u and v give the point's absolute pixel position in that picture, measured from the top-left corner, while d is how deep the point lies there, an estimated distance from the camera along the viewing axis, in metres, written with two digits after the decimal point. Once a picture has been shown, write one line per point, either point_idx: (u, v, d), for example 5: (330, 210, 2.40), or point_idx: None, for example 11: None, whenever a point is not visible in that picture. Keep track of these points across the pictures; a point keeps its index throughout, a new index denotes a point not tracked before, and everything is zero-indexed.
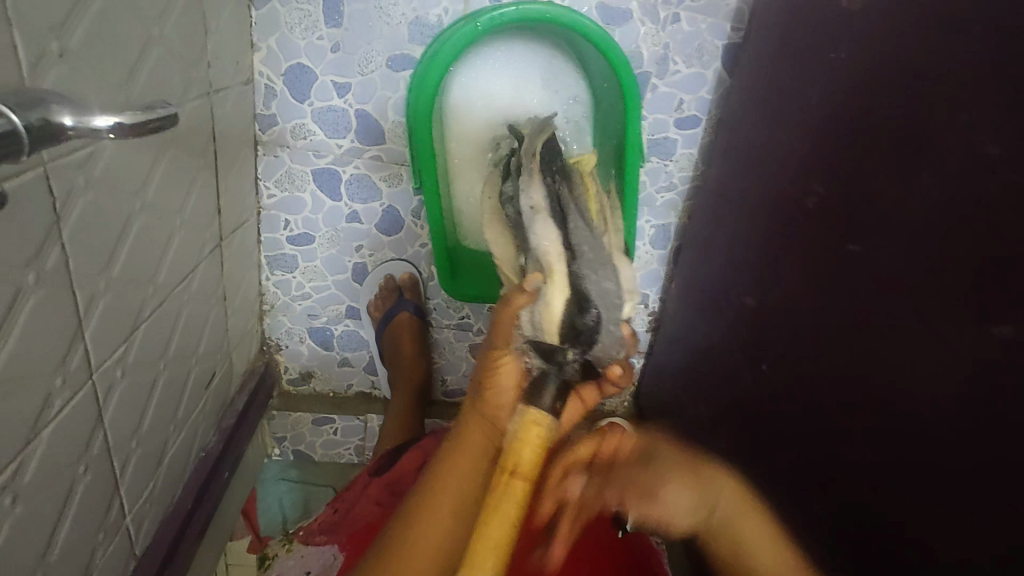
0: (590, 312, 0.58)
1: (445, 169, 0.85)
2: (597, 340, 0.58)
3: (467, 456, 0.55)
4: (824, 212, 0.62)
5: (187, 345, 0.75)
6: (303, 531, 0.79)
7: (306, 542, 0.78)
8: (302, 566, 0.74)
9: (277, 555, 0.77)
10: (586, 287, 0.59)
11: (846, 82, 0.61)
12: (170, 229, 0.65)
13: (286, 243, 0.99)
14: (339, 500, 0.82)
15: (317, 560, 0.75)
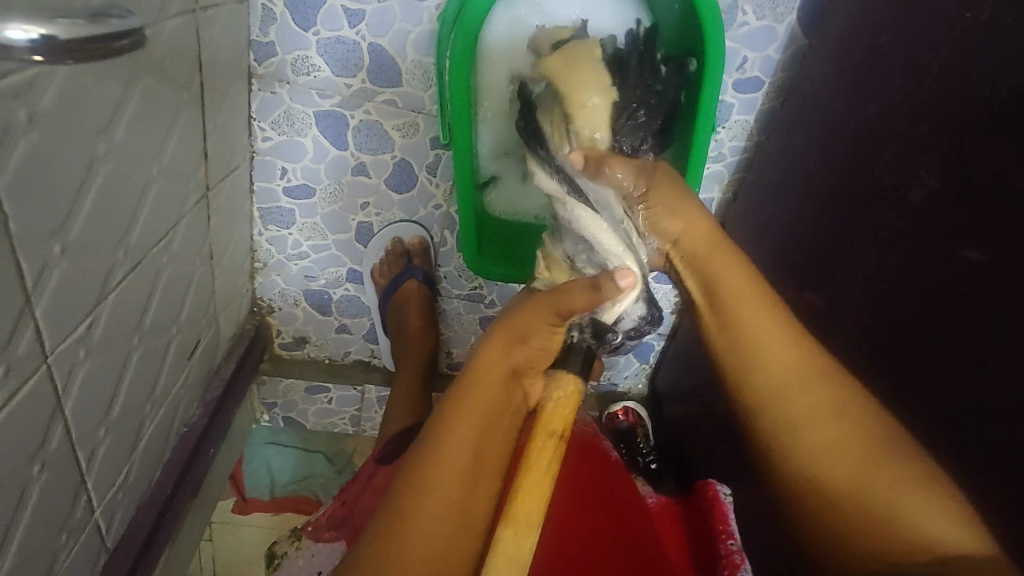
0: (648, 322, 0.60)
1: (478, 127, 0.74)
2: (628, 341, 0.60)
3: (480, 403, 0.47)
4: (932, 209, 0.52)
5: (169, 312, 0.65)
6: (311, 528, 0.73)
7: (315, 540, 0.71)
8: (314, 566, 0.68)
9: (287, 554, 0.72)
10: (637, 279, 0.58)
11: (980, 50, 0.50)
12: (145, 179, 0.54)
13: (283, 195, 0.87)
14: (346, 491, 0.75)
15: (328, 560, 0.68)
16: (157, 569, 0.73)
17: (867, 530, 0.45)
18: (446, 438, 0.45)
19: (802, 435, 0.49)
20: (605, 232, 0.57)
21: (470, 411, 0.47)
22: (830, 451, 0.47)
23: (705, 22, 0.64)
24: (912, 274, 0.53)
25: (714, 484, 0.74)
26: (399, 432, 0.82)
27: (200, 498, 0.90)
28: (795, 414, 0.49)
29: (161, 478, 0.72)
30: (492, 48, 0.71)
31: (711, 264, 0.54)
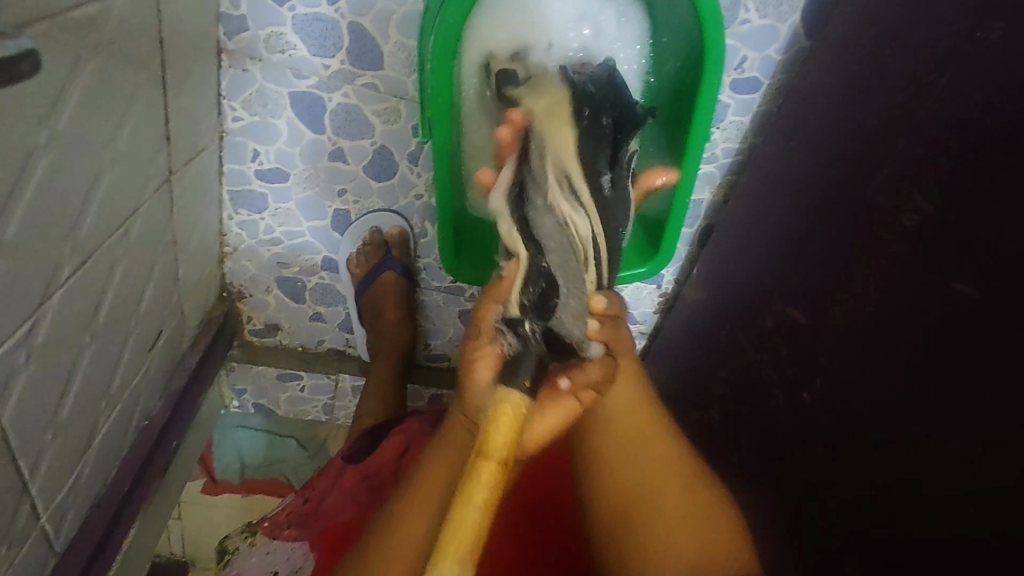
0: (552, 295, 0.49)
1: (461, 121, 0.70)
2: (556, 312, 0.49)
3: (446, 463, 0.48)
4: (926, 236, 0.50)
5: (126, 304, 0.61)
6: (269, 523, 0.66)
7: (271, 537, 0.64)
8: (267, 565, 0.61)
9: (239, 551, 0.64)
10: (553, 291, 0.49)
11: (986, 73, 0.47)
12: (97, 166, 0.50)
13: (254, 178, 0.83)
14: (309, 488, 0.69)
15: (284, 560, 0.61)
16: (115, 564, 0.71)
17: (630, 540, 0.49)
18: (410, 508, 0.47)
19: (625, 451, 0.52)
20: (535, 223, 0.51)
21: (434, 474, 0.48)
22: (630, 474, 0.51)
23: (704, 26, 0.61)
24: (901, 302, 0.52)
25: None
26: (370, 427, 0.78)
27: (165, 487, 0.87)
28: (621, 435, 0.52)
29: (119, 473, 0.70)
30: (476, 45, 0.67)
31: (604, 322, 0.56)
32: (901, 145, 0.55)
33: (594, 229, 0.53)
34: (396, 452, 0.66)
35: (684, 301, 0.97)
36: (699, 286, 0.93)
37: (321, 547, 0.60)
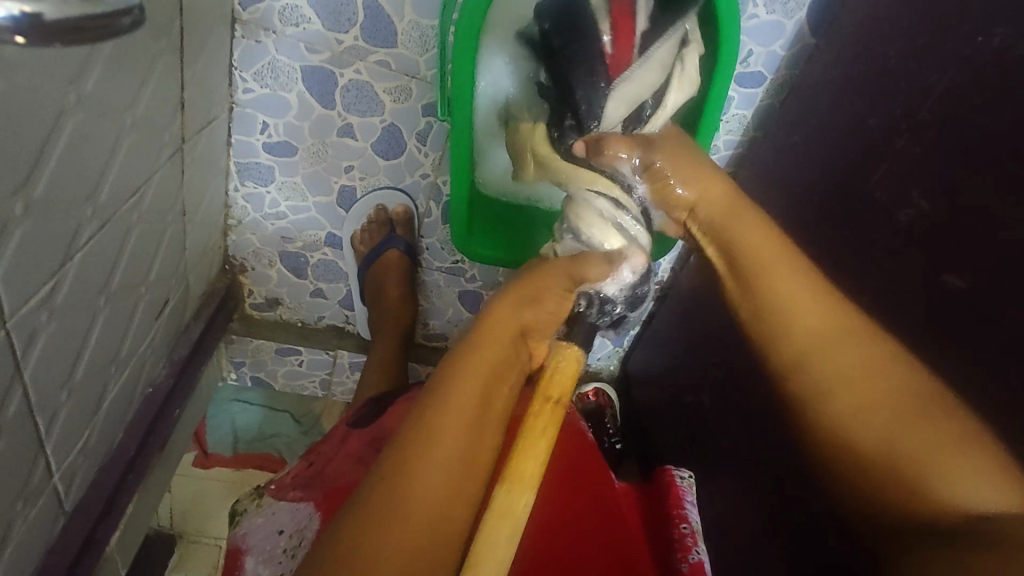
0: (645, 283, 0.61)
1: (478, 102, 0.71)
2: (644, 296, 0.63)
3: (491, 352, 0.49)
4: (920, 231, 0.53)
5: (138, 270, 0.62)
6: (275, 486, 0.66)
7: (278, 498, 0.64)
8: (273, 525, 0.61)
9: (247, 512, 0.63)
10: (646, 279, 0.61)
11: (986, 75, 0.50)
12: (117, 132, 0.50)
13: (262, 150, 0.83)
14: (315, 454, 0.71)
15: (289, 520, 0.61)
16: (119, 527, 0.72)
17: (896, 485, 0.45)
18: (456, 384, 0.46)
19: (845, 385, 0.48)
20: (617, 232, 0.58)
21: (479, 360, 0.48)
22: (837, 391, 0.49)
23: (722, 17, 0.62)
24: (893, 293, 0.54)
25: (672, 469, 0.67)
26: (373, 398, 0.79)
27: (165, 455, 0.88)
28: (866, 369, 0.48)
29: (124, 439, 0.71)
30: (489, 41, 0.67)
31: (732, 228, 0.56)
32: (900, 143, 0.58)
33: None
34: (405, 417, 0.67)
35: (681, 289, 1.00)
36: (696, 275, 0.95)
37: (325, 506, 0.60)
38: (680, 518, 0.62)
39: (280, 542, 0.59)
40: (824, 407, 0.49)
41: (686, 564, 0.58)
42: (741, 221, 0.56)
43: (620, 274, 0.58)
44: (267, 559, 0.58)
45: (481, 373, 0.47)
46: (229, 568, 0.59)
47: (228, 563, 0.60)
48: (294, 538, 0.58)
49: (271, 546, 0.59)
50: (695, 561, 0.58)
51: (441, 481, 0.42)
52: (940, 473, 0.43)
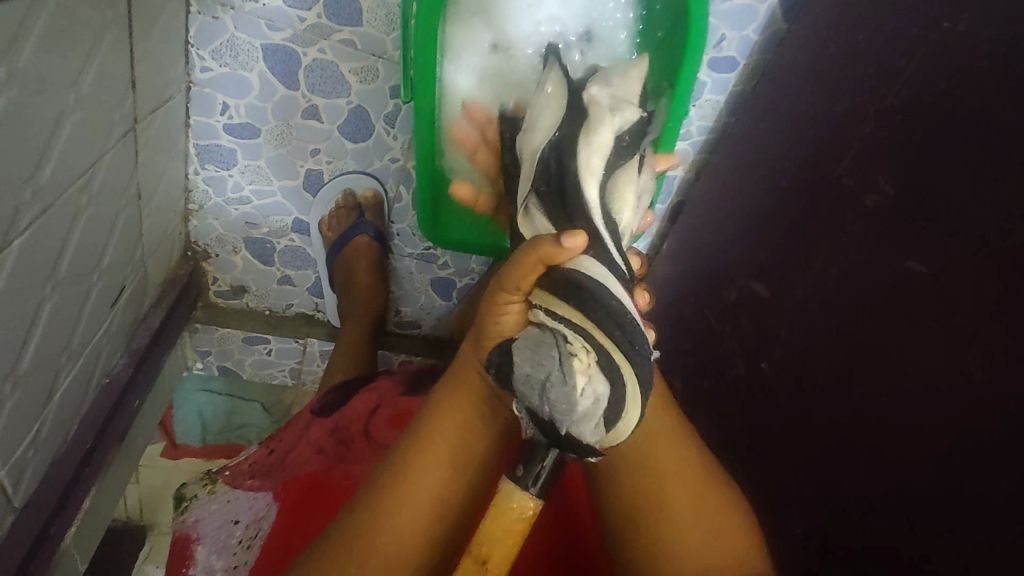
0: (577, 386, 0.39)
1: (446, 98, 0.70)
2: (570, 401, 0.40)
3: (438, 447, 0.44)
4: (884, 217, 0.53)
5: (87, 257, 0.58)
6: (230, 473, 0.64)
7: (233, 486, 0.62)
8: (227, 514, 0.59)
9: (197, 499, 0.61)
10: (557, 393, 0.40)
11: (949, 60, 0.50)
12: (59, 109, 0.47)
13: (223, 132, 0.80)
14: (276, 441, 0.68)
15: (246, 509, 0.58)
16: (76, 522, 0.70)
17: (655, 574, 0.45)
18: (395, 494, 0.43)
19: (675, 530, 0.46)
20: (527, 360, 0.41)
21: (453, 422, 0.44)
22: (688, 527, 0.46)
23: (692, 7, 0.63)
24: (857, 277, 0.55)
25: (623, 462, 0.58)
26: (337, 385, 0.76)
27: (125, 449, 0.86)
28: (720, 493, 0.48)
29: (80, 432, 0.68)
30: (449, 53, 0.68)
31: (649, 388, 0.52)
32: (866, 128, 0.58)
33: (563, 345, 0.40)
34: (366, 410, 0.65)
35: (655, 276, 1.00)
36: (671, 261, 0.96)
37: (284, 496, 0.57)
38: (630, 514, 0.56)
39: (235, 532, 0.57)
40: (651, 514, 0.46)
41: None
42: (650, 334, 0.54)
43: (549, 384, 0.40)
44: (220, 549, 0.57)
45: (418, 500, 0.43)
46: (177, 556, 0.58)
47: (177, 549, 0.58)
48: (250, 529, 0.57)
49: (225, 536, 0.58)
50: None
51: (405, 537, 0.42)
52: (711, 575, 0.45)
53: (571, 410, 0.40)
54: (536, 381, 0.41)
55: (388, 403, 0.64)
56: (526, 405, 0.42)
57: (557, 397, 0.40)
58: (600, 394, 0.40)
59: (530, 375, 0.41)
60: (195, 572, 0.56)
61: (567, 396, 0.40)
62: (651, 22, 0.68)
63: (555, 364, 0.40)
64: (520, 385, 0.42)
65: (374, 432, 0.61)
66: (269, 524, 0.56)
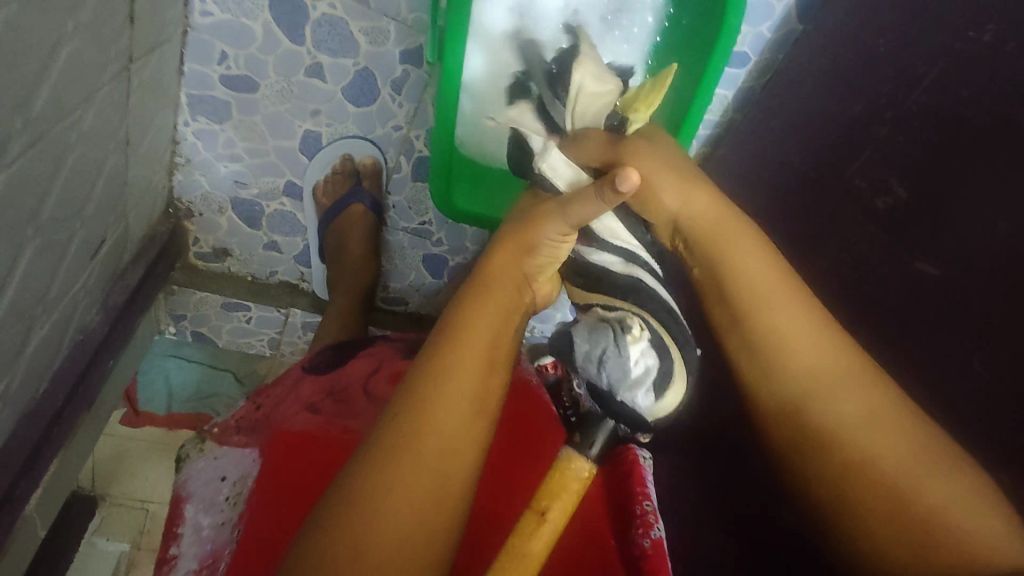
0: (638, 361, 0.44)
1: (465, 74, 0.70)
2: (635, 375, 0.44)
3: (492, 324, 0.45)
4: (896, 219, 0.54)
5: (73, 200, 0.55)
6: (218, 429, 0.61)
7: (221, 443, 0.59)
8: (215, 471, 0.56)
9: (190, 458, 0.58)
10: (614, 363, 0.45)
11: (967, 70, 0.51)
12: (58, 34, 0.43)
13: (219, 84, 0.75)
14: (265, 396, 0.64)
15: (233, 466, 0.56)
16: (40, 486, 0.66)
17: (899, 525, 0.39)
18: (457, 373, 0.41)
19: (903, 510, 0.39)
20: (584, 337, 0.48)
21: (466, 369, 0.42)
22: (858, 440, 0.42)
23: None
24: (864, 276, 0.56)
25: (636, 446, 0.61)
26: (331, 343, 0.74)
27: (92, 413, 0.81)
28: (894, 480, 0.40)
29: (50, 390, 0.64)
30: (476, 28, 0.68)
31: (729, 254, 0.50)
32: (882, 131, 0.59)
33: (632, 327, 0.45)
34: (366, 370, 0.63)
35: None
36: None
37: (271, 450, 0.54)
38: (643, 495, 0.57)
39: (224, 490, 0.55)
40: (828, 452, 0.43)
41: (648, 540, 0.53)
42: (775, 306, 0.47)
43: (604, 357, 0.45)
44: (207, 508, 0.54)
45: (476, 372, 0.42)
46: (168, 518, 0.55)
47: (169, 513, 0.55)
48: (238, 485, 0.55)
49: (213, 493, 0.55)
50: (658, 537, 0.53)
51: (421, 493, 0.37)
52: (931, 504, 0.38)
53: (625, 378, 0.44)
54: (595, 356, 0.46)
55: (390, 364, 0.62)
56: (589, 380, 0.48)
57: (622, 368, 0.45)
58: (650, 365, 0.44)
59: (588, 351, 0.47)
60: (185, 532, 0.54)
61: (632, 367, 0.44)
62: (680, 7, 0.69)
63: (616, 341, 0.45)
64: (579, 360, 0.48)
65: (372, 391, 0.59)
66: (258, 484, 0.53)
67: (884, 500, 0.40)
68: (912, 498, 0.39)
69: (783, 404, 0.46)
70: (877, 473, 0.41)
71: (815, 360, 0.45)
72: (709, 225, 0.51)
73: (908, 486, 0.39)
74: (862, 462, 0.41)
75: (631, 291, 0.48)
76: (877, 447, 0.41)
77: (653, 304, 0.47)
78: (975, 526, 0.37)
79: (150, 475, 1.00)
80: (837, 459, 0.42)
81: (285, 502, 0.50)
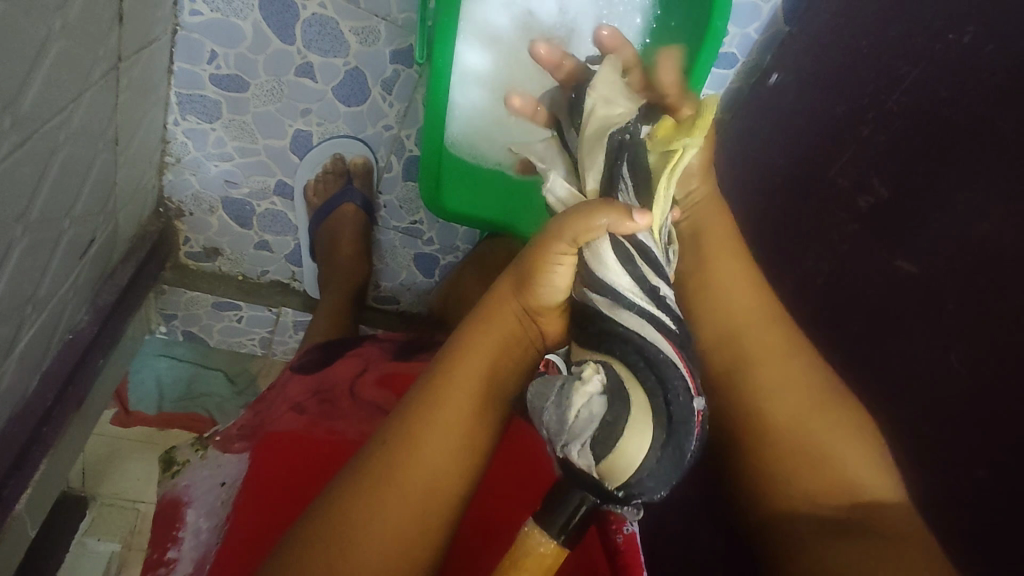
0: (588, 411, 0.36)
1: (456, 75, 0.70)
2: (583, 429, 0.36)
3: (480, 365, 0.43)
4: (878, 218, 0.55)
5: (62, 199, 0.55)
6: (221, 438, 0.59)
7: (223, 451, 0.58)
8: (216, 477, 0.56)
9: (189, 463, 0.58)
10: (560, 418, 0.37)
11: (944, 72, 0.53)
12: (44, 36, 0.43)
13: (209, 83, 0.76)
14: (261, 402, 0.65)
15: (233, 471, 0.56)
16: (30, 485, 0.66)
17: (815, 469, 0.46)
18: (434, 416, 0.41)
19: (818, 452, 0.47)
20: (533, 392, 0.41)
21: (449, 417, 0.41)
22: (780, 387, 0.49)
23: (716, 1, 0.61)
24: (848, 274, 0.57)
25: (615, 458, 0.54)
26: (321, 343, 0.74)
27: (83, 412, 0.81)
28: (812, 431, 0.47)
29: (40, 389, 0.64)
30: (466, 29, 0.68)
31: (705, 227, 0.57)
32: (864, 131, 0.60)
33: (586, 374, 0.37)
34: (354, 370, 0.64)
35: None
36: None
37: (260, 452, 0.55)
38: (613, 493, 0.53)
39: (223, 494, 0.55)
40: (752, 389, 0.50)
41: (620, 536, 0.51)
42: (728, 278, 0.55)
43: (550, 412, 0.38)
44: (208, 513, 0.55)
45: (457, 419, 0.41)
46: (167, 519, 0.55)
47: (166, 514, 0.56)
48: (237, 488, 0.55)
49: (213, 498, 0.56)
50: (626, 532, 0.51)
51: (393, 529, 0.37)
52: (845, 462, 0.46)
53: (563, 432, 0.37)
54: (543, 413, 0.39)
55: (378, 366, 0.63)
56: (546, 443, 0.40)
57: (567, 421, 0.37)
58: (596, 415, 0.36)
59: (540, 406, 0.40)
60: (186, 535, 0.54)
61: (577, 418, 0.36)
62: (668, 8, 0.69)
63: (563, 390, 0.38)
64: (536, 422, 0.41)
65: (359, 392, 0.60)
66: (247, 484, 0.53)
67: (800, 432, 0.48)
68: (812, 432, 0.48)
69: (719, 344, 0.53)
70: (791, 415, 0.48)
71: (749, 307, 0.53)
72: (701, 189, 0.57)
73: (820, 434, 0.47)
74: (775, 393, 0.49)
75: (604, 339, 0.40)
76: (795, 397, 0.49)
77: (622, 345, 0.38)
78: (867, 474, 0.46)
79: (141, 474, 0.99)
80: (763, 401, 0.49)
81: (268, 505, 0.51)
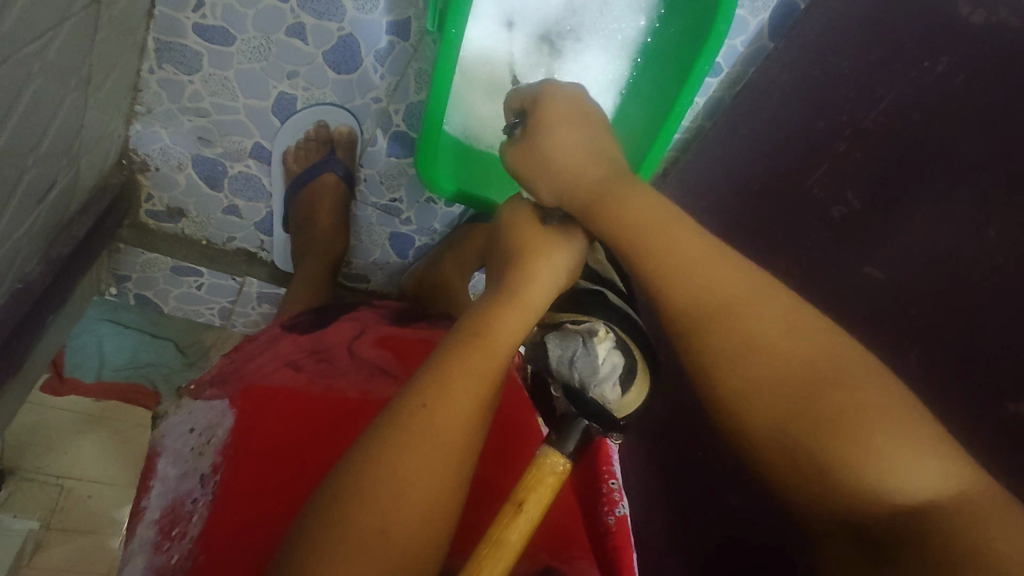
0: (608, 357, 0.44)
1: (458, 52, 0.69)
2: (605, 371, 0.44)
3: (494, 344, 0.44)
4: (849, 228, 0.59)
5: (25, 136, 0.50)
6: (194, 387, 0.58)
7: (196, 398, 0.56)
8: (188, 424, 0.54)
9: (167, 415, 0.56)
10: (581, 362, 0.44)
11: (921, 97, 0.57)
12: None
13: (192, 32, 0.72)
14: (241, 350, 0.63)
15: (203, 417, 0.54)
16: None
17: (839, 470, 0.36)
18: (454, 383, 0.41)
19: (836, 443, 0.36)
20: (551, 341, 0.47)
21: (466, 385, 0.41)
22: (760, 371, 0.40)
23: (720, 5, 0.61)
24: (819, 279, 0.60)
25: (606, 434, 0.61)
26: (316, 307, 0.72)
27: (20, 374, 0.75)
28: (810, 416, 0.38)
29: None
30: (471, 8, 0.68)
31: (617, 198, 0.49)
32: (840, 146, 0.64)
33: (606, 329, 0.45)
34: (350, 333, 0.62)
35: None
36: None
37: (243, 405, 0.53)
38: (610, 472, 0.58)
39: (193, 441, 0.52)
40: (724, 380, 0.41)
41: (612, 517, 0.56)
42: (681, 244, 0.46)
43: (572, 356, 0.45)
44: (178, 459, 0.52)
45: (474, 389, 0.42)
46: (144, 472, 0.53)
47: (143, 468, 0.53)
48: (204, 436, 0.52)
49: (184, 447, 0.53)
50: (622, 515, 0.56)
51: (425, 489, 0.37)
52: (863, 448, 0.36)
53: (593, 375, 0.43)
54: (564, 360, 0.45)
55: (374, 328, 0.62)
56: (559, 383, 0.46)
57: (593, 365, 0.44)
58: (617, 364, 0.44)
59: (561, 355, 0.46)
60: (157, 484, 0.51)
61: (599, 361, 0.44)
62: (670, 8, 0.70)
63: (587, 341, 0.45)
64: (552, 368, 0.47)
65: (358, 350, 0.59)
66: (230, 437, 0.51)
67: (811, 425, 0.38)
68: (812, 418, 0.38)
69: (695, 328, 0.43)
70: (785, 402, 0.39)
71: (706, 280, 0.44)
72: (590, 193, 0.51)
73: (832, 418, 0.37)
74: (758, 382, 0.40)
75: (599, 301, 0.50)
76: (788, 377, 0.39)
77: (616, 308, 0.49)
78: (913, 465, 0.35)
79: (70, 449, 0.97)
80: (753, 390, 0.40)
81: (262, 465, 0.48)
